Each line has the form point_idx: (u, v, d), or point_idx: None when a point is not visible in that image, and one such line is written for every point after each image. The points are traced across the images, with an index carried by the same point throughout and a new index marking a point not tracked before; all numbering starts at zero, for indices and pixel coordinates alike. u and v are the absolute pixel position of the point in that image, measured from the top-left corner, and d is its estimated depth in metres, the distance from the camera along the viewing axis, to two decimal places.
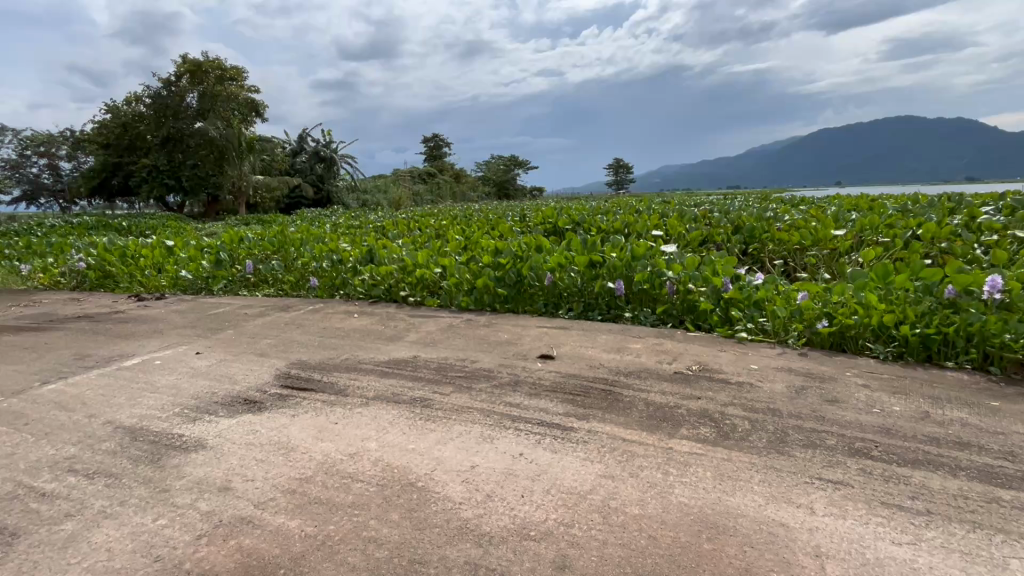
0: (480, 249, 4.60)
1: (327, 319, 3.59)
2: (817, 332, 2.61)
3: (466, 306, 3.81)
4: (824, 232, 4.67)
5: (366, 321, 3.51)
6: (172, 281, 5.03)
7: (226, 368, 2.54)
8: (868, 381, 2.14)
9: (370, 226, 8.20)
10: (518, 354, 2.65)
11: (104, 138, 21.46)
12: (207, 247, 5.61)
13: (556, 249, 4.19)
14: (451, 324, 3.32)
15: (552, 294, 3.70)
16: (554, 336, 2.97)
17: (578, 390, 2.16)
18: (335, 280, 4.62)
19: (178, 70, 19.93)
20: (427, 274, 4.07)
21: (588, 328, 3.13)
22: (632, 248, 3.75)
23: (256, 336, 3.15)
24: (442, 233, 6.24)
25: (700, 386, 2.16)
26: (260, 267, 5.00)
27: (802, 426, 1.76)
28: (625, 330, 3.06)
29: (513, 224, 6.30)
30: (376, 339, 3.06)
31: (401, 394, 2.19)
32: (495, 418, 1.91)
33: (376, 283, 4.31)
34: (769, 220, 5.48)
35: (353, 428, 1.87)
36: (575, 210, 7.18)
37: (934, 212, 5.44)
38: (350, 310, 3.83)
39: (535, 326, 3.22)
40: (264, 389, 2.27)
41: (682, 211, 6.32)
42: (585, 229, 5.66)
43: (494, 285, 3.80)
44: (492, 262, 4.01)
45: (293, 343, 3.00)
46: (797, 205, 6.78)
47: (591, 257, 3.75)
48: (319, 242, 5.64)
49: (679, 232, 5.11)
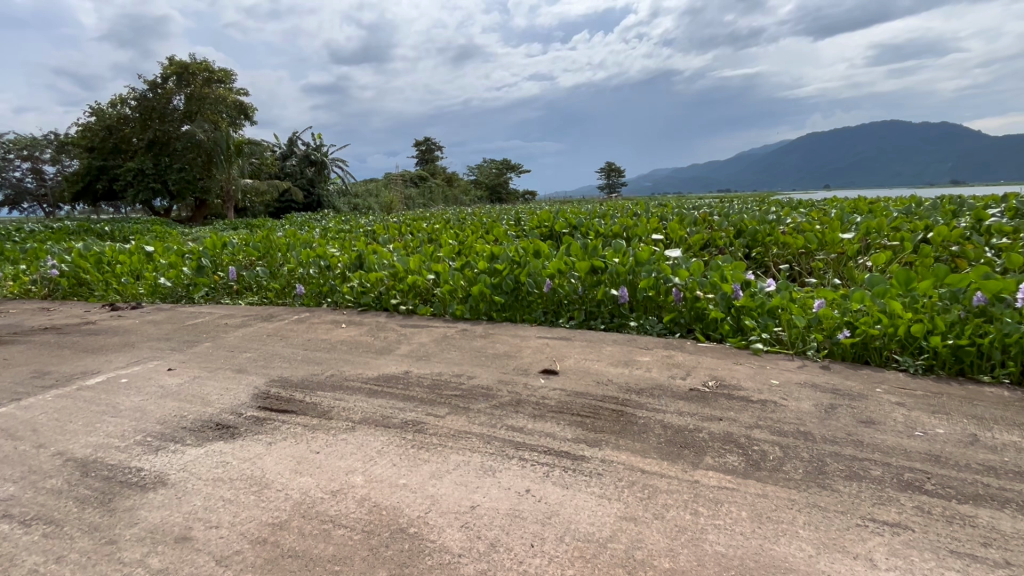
0: (474, 254, 4.40)
1: (312, 329, 3.37)
2: (839, 342, 2.45)
3: (460, 315, 3.61)
4: (829, 235, 4.54)
5: (354, 332, 3.30)
6: (151, 289, 4.78)
7: (199, 387, 2.31)
8: (902, 398, 1.96)
9: (361, 230, 7.99)
10: (519, 369, 2.44)
11: (89, 141, 21.10)
12: (189, 252, 5.38)
13: (555, 254, 4.00)
14: (445, 335, 3.12)
15: (551, 301, 3.52)
16: (556, 348, 2.77)
17: (587, 411, 1.97)
18: (322, 287, 4.41)
19: (165, 73, 19.69)
20: (419, 281, 3.88)
21: (591, 339, 2.94)
22: (635, 253, 3.56)
23: (234, 350, 2.92)
24: (434, 237, 6.03)
25: (720, 406, 1.97)
26: (244, 274, 4.77)
27: (840, 453, 1.58)
28: (632, 341, 2.88)
29: (508, 228, 6.11)
30: (364, 352, 2.84)
31: (391, 417, 1.98)
32: (496, 445, 1.71)
33: (366, 291, 4.09)
34: (772, 222, 5.33)
35: (336, 458, 1.66)
36: (572, 214, 7.02)
37: (938, 214, 5.33)
38: (338, 320, 3.62)
39: (535, 337, 3.02)
40: (240, 412, 2.05)
41: (681, 213, 6.16)
42: (582, 233, 5.48)
43: (491, 292, 3.61)
44: (487, 268, 3.81)
45: (274, 357, 2.78)
46: (797, 208, 6.65)
47: (592, 262, 3.53)
48: (307, 247, 5.42)
49: (680, 235, 4.96)
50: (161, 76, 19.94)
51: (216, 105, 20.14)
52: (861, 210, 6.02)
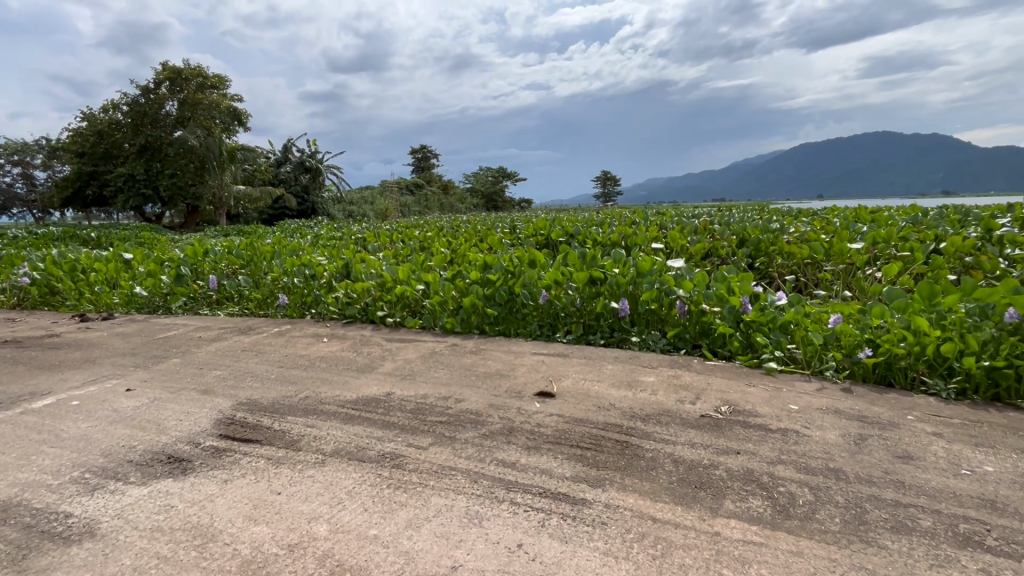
0: (467, 263, 4.20)
1: (291, 344, 3.14)
2: (860, 362, 2.25)
3: (450, 328, 3.40)
4: (837, 245, 4.37)
5: (337, 347, 3.07)
6: (126, 298, 4.55)
7: (157, 412, 2.08)
8: (940, 428, 1.76)
9: (353, 238, 7.77)
10: (512, 392, 2.23)
11: (80, 147, 20.85)
12: (169, 259, 5.16)
13: (551, 263, 3.80)
14: (432, 351, 2.90)
15: (547, 314, 3.32)
16: (552, 367, 2.56)
17: (587, 442, 1.75)
18: (307, 298, 4.20)
19: (158, 78, 19.55)
20: (408, 292, 3.66)
21: (590, 356, 2.73)
22: (636, 263, 3.36)
23: (203, 367, 2.69)
24: (426, 245, 5.83)
25: (737, 436, 1.76)
26: (225, 283, 4.54)
27: (881, 497, 1.37)
28: (634, 358, 2.67)
29: (503, 236, 5.92)
30: (345, 370, 2.62)
31: (366, 449, 1.75)
32: (484, 485, 1.49)
33: (351, 301, 3.88)
34: (775, 231, 5.17)
35: (299, 501, 1.44)
36: (569, 222, 6.83)
37: (945, 223, 5.17)
38: (320, 334, 3.39)
39: (530, 353, 2.81)
40: (197, 442, 1.82)
41: (682, 222, 5.99)
42: (580, 241, 5.30)
43: (483, 304, 3.40)
44: (480, 278, 3.60)
45: (246, 375, 2.55)
46: (800, 216, 6.50)
47: (591, 272, 3.33)
48: (293, 255, 5.19)
49: (681, 244, 4.78)
50: (154, 82, 19.79)
51: (210, 110, 20.00)
52: (865, 219, 5.87)
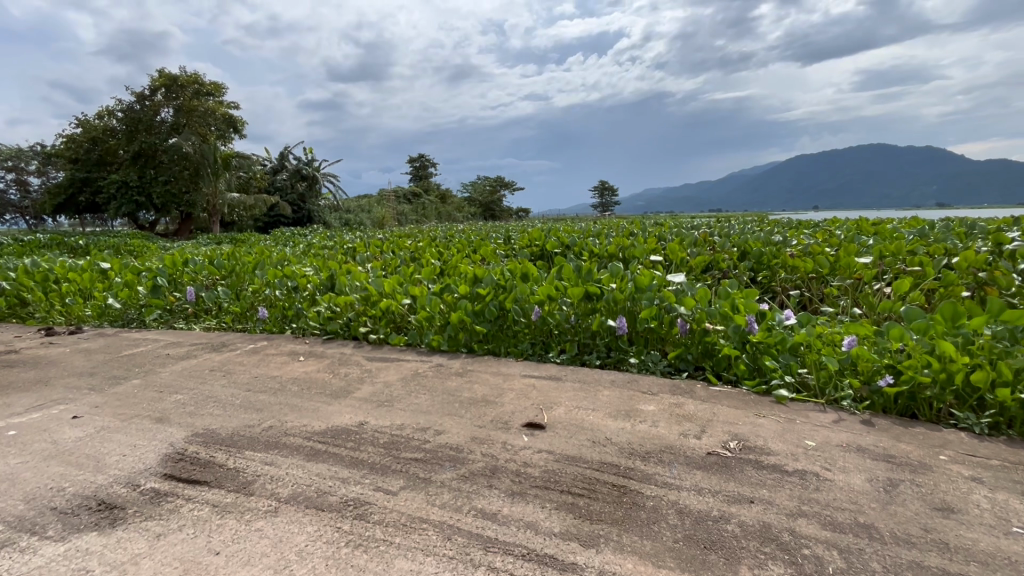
0: (456, 276, 4.00)
1: (264, 363, 2.92)
2: (880, 391, 2.06)
3: (437, 346, 3.18)
4: (843, 259, 4.20)
5: (313, 367, 2.85)
6: (99, 311, 4.34)
7: (99, 445, 1.86)
8: (978, 472, 1.56)
9: (343, 247, 7.56)
10: (497, 423, 2.01)
11: (73, 153, 20.66)
12: (147, 269, 4.93)
13: (545, 277, 3.60)
14: (415, 373, 2.69)
15: (540, 332, 3.11)
16: (543, 392, 2.35)
17: (579, 487, 1.54)
18: (288, 311, 3.99)
19: (153, 85, 19.44)
20: (393, 307, 3.45)
21: (585, 380, 2.52)
22: (635, 278, 3.17)
23: (164, 390, 2.47)
24: (417, 256, 5.63)
25: (750, 480, 1.55)
26: (202, 295, 4.32)
27: (924, 564, 1.17)
28: (632, 383, 2.46)
29: (496, 247, 5.73)
30: (318, 394, 2.40)
31: (328, 494, 1.53)
32: (458, 545, 1.28)
33: (333, 316, 3.66)
34: (777, 243, 5.00)
35: (239, 564, 1.22)
36: (565, 232, 6.63)
37: (954, 236, 5.00)
38: (297, 352, 3.17)
39: (520, 375, 2.60)
40: (135, 484, 1.60)
41: (681, 233, 5.81)
42: (576, 253, 5.12)
43: (472, 321, 3.19)
44: (469, 293, 3.40)
45: (209, 401, 2.33)
46: (802, 228, 6.33)
47: (586, 287, 3.13)
48: (277, 265, 4.98)
49: (681, 257, 4.60)
50: (149, 89, 19.67)
51: (205, 117, 19.87)
52: (867, 231, 5.72)
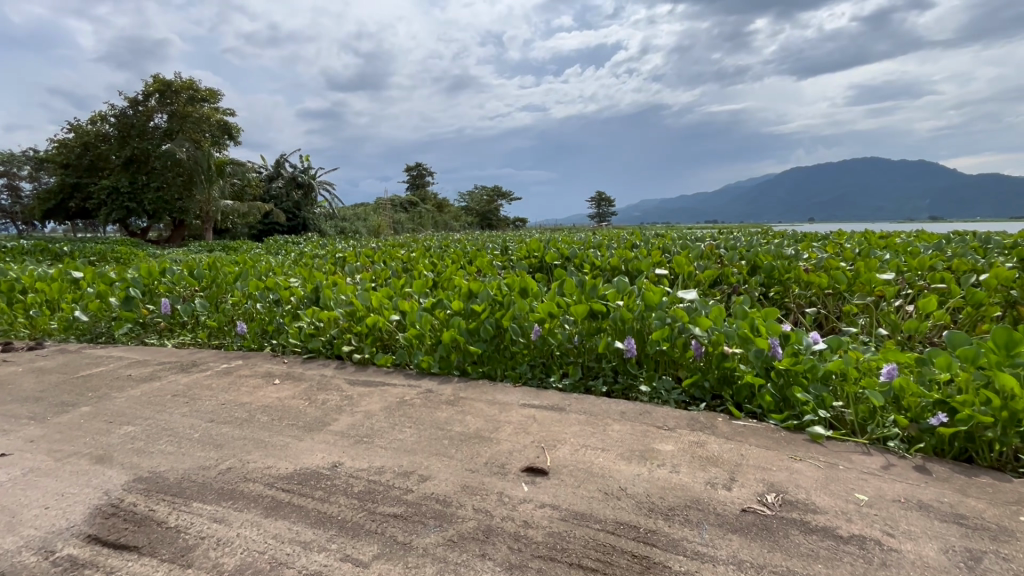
0: (450, 289, 3.73)
1: (234, 387, 2.63)
2: (932, 431, 1.80)
3: (427, 367, 2.90)
4: (861, 274, 3.96)
5: (288, 391, 2.57)
6: (65, 324, 4.06)
7: (20, 495, 1.57)
8: None
9: (335, 256, 7.28)
10: (492, 467, 1.73)
11: (64, 158, 20.37)
12: (120, 278, 4.64)
13: (545, 292, 3.33)
14: (401, 401, 2.41)
15: (540, 353, 2.85)
16: (545, 427, 2.07)
17: (591, 559, 1.26)
18: (268, 326, 3.71)
19: (147, 90, 19.26)
20: (380, 323, 3.18)
21: (592, 412, 2.24)
22: (644, 294, 2.90)
23: (114, 420, 2.17)
24: (410, 267, 5.36)
25: (799, 551, 1.28)
26: (177, 308, 4.04)
27: None
28: (644, 416, 2.19)
29: (493, 258, 5.47)
30: (289, 425, 2.12)
31: (283, 568, 1.25)
32: None
33: (316, 332, 3.38)
34: (788, 256, 4.76)
35: None
36: (564, 243, 6.38)
37: (973, 250, 4.77)
38: (272, 373, 2.89)
39: (518, 405, 2.32)
40: (49, 552, 1.31)
41: (686, 244, 5.57)
42: (576, 265, 4.87)
43: (466, 340, 2.91)
44: (462, 309, 3.13)
45: (162, 434, 2.04)
46: (810, 241, 6.10)
47: (591, 304, 2.86)
48: (260, 275, 4.70)
49: (688, 270, 4.34)
50: (143, 94, 19.50)
51: (198, 124, 19.76)
52: (879, 245, 5.49)
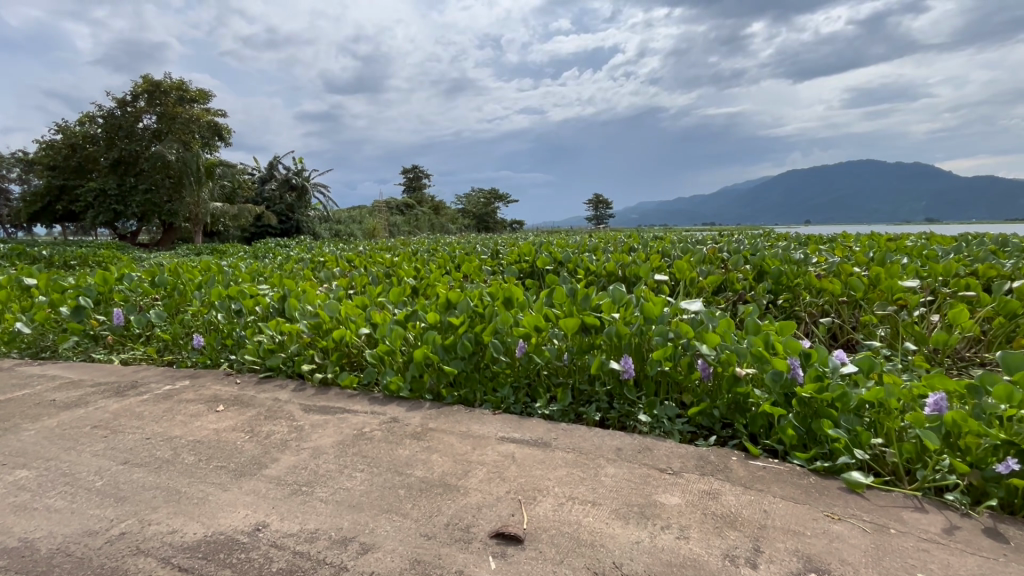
0: (428, 298, 3.37)
1: (169, 415, 2.27)
2: (1001, 482, 1.47)
3: (395, 391, 2.54)
4: (881, 279, 3.61)
5: (229, 421, 2.20)
6: (8, 337, 3.69)
7: None
8: None
9: (318, 260, 6.93)
10: (452, 532, 1.38)
11: (50, 160, 20.00)
12: (75, 285, 4.27)
13: (532, 302, 2.98)
14: (358, 434, 2.05)
15: (525, 373, 2.50)
16: (524, 471, 1.72)
17: None
18: (227, 340, 3.35)
19: (135, 91, 19.00)
20: (346, 338, 2.82)
21: (581, 448, 1.89)
22: (643, 305, 2.55)
23: (9, 463, 1.81)
24: (392, 272, 5.01)
25: None
26: (130, 318, 3.67)
27: None
28: (644, 455, 1.83)
29: (481, 262, 5.12)
30: (216, 468, 1.76)
31: None
32: None
33: (276, 347, 3.02)
34: (797, 259, 4.42)
35: None
36: (558, 247, 6.04)
37: (997, 254, 4.42)
38: (219, 397, 2.53)
39: (496, 440, 1.97)
40: None
41: (688, 247, 5.22)
42: (570, 271, 4.53)
43: (440, 358, 2.55)
44: (438, 322, 2.78)
45: (59, 481, 1.68)
46: (818, 244, 5.76)
47: (583, 317, 2.51)
48: (228, 281, 4.33)
49: (690, 275, 4.00)
50: (131, 94, 19.26)
51: (187, 124, 19.50)
52: (891, 248, 5.17)
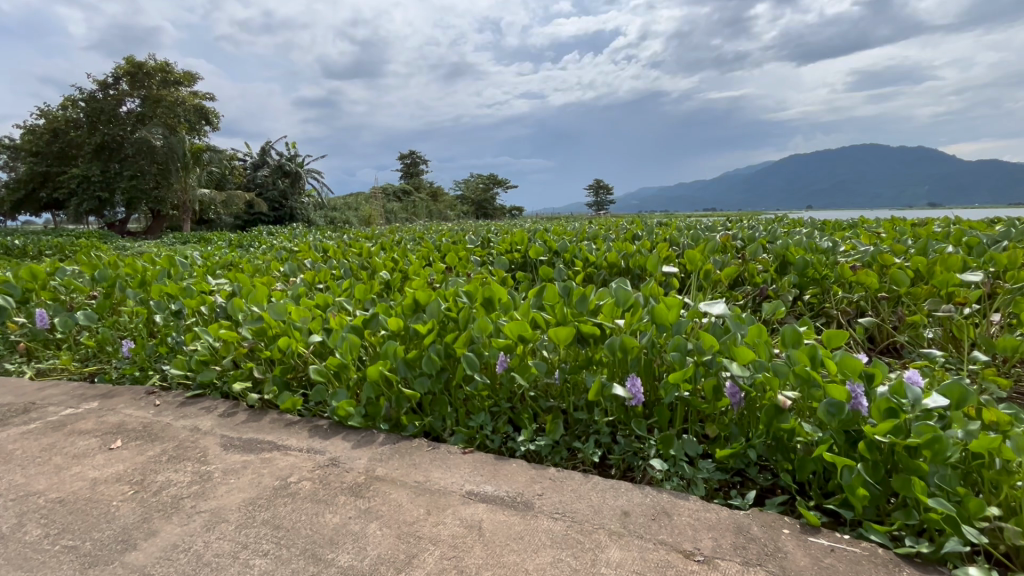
0: (397, 297, 2.85)
1: (46, 456, 1.77)
2: None
3: (345, 418, 2.02)
4: (930, 272, 3.07)
5: (120, 466, 1.71)
6: None
7: None
8: None
9: (296, 250, 6.39)
10: None
11: (32, 146, 19.42)
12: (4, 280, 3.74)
13: (518, 302, 2.45)
14: (280, 488, 1.55)
15: (506, 395, 1.99)
16: (491, 561, 1.21)
17: None
18: (160, 346, 2.83)
19: (117, 73, 18.32)
20: (289, 349, 2.31)
21: (574, 513, 1.39)
22: (654, 309, 2.03)
23: None
24: (368, 264, 4.47)
25: None
26: (53, 320, 3.15)
27: None
28: (662, 525, 1.33)
29: (468, 252, 4.60)
30: (62, 553, 1.26)
31: None
32: None
33: (210, 359, 2.51)
34: (824, 248, 3.87)
35: None
36: (555, 235, 5.48)
37: None
38: (124, 426, 2.02)
39: (461, 499, 1.47)
40: None
41: (697, 234, 4.68)
42: (566, 262, 3.99)
43: (400, 377, 2.04)
44: (401, 328, 2.26)
45: None
46: (842, 231, 5.21)
47: (579, 325, 1.99)
48: (178, 274, 3.80)
49: (702, 266, 3.46)
50: (113, 77, 18.61)
51: (172, 108, 18.84)
52: (925, 235, 4.63)
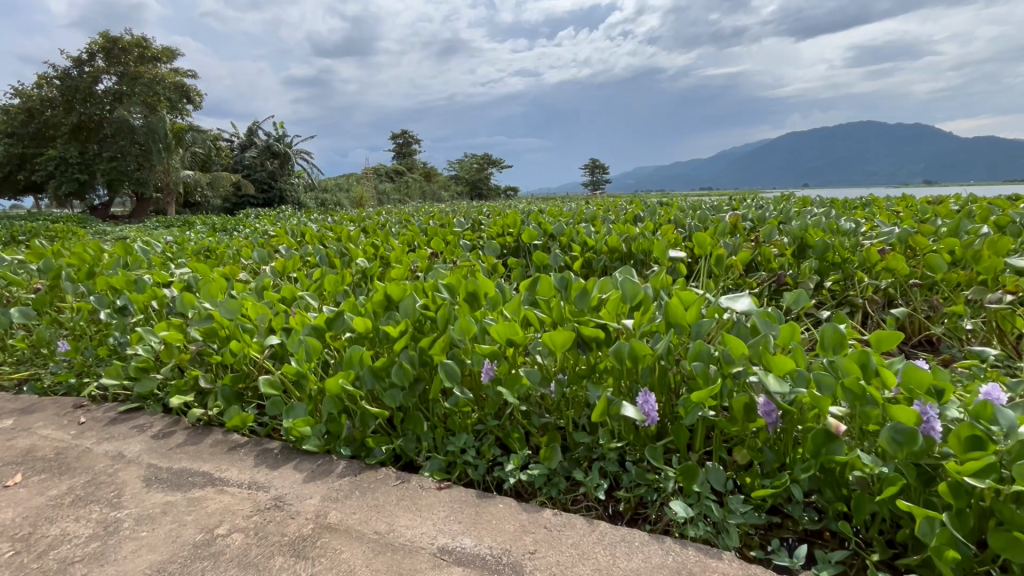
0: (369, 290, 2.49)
1: None
2: None
3: (298, 440, 1.68)
4: (972, 255, 2.73)
5: (9, 512, 1.38)
6: None
7: None
8: None
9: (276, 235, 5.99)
10: None
11: (8, 127, 18.74)
12: None
13: (507, 296, 2.09)
14: (202, 544, 1.22)
15: (491, 411, 1.65)
16: None
17: None
18: (98, 349, 2.47)
19: (92, 48, 17.53)
20: (236, 356, 1.95)
21: None
22: (669, 306, 1.67)
23: None
24: (347, 249, 4.09)
25: None
26: None
27: None
28: None
29: (458, 236, 4.23)
30: None
31: None
32: None
33: (151, 365, 2.16)
34: (845, 229, 3.52)
35: None
36: (552, 217, 5.11)
37: None
38: (33, 453, 1.69)
39: (431, 562, 1.14)
40: None
41: (704, 215, 4.31)
42: (564, 246, 3.63)
43: (363, 390, 1.69)
44: (367, 330, 1.90)
45: None
46: (860, 210, 4.83)
47: (579, 326, 1.64)
48: (133, 264, 3.42)
49: (713, 251, 3.11)
50: (89, 53, 17.86)
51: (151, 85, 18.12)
52: (951, 215, 4.26)
